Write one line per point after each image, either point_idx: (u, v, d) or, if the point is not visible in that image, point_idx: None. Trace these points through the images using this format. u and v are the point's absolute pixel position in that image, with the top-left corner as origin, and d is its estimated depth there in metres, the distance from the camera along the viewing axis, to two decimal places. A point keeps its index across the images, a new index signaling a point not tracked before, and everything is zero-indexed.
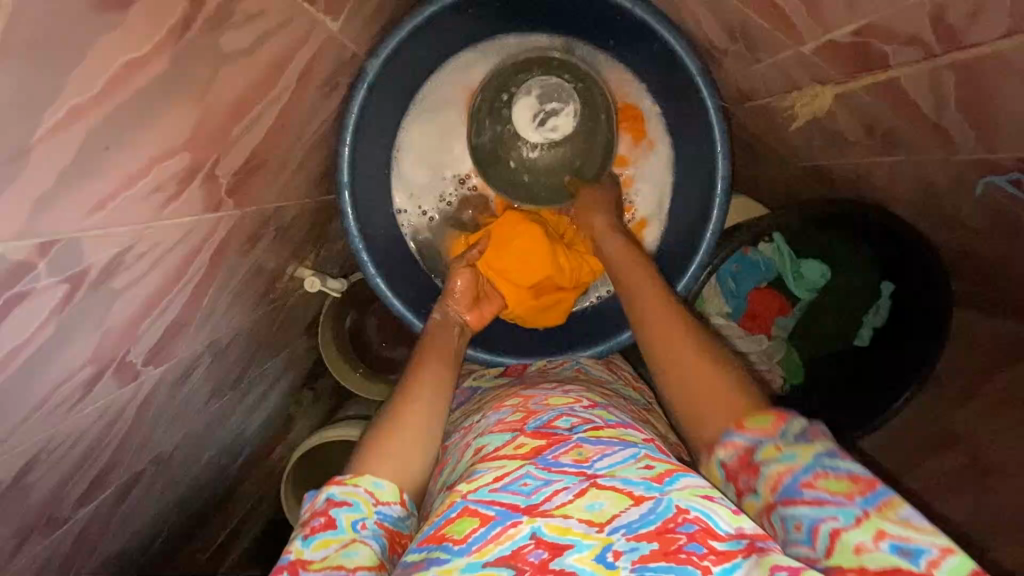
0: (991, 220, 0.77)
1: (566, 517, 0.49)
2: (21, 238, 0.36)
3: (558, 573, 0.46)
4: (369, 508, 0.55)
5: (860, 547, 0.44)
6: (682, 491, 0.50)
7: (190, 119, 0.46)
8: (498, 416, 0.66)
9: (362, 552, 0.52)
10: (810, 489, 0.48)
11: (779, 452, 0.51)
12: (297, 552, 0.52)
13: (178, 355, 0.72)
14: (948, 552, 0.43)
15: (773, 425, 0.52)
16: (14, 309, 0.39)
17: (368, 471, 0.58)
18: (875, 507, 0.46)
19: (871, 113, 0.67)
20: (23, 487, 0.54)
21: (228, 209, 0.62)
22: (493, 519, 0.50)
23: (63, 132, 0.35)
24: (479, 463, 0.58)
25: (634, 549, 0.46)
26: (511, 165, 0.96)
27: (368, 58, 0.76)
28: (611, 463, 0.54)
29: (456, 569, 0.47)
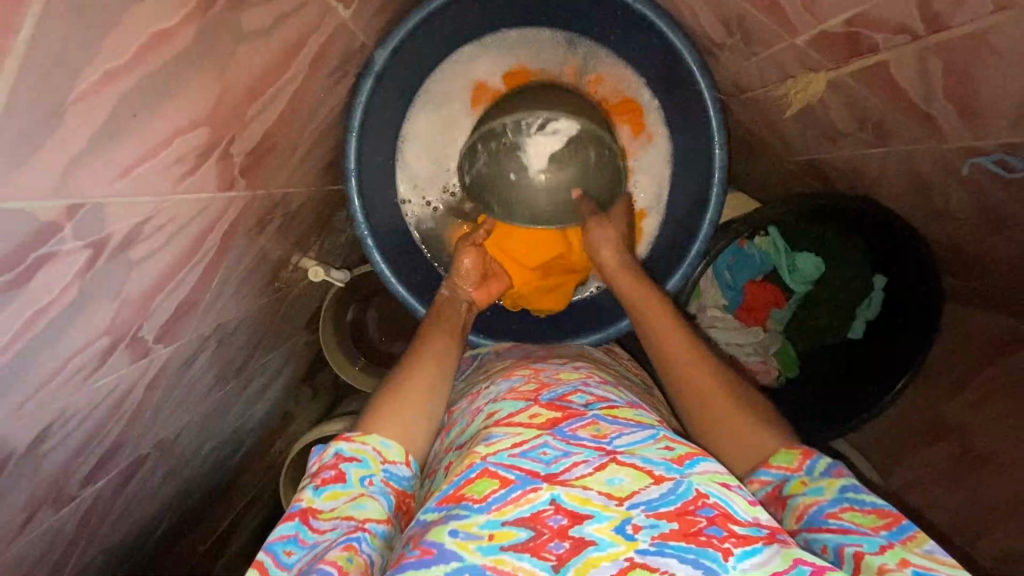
0: (977, 210, 0.80)
1: (586, 488, 0.52)
2: (52, 198, 0.37)
3: (577, 540, 0.49)
4: (376, 465, 0.61)
5: (882, 567, 0.47)
6: (702, 474, 0.54)
7: (210, 94, 0.48)
8: (508, 386, 0.70)
9: (370, 505, 0.58)
10: (835, 519, 0.53)
11: (806, 486, 0.57)
12: (308, 501, 0.58)
13: (186, 337, 0.73)
14: None
15: (798, 462, 0.59)
16: (41, 270, 0.40)
17: (375, 431, 0.64)
18: (900, 540, 0.50)
19: (863, 102, 0.70)
20: (39, 457, 0.55)
21: (240, 190, 0.63)
22: (513, 482, 0.53)
23: (97, 95, 0.36)
24: (495, 428, 0.61)
25: (654, 526, 0.50)
26: (511, 178, 0.88)
27: (377, 48, 0.78)
28: (630, 442, 0.58)
29: (474, 525, 0.50)
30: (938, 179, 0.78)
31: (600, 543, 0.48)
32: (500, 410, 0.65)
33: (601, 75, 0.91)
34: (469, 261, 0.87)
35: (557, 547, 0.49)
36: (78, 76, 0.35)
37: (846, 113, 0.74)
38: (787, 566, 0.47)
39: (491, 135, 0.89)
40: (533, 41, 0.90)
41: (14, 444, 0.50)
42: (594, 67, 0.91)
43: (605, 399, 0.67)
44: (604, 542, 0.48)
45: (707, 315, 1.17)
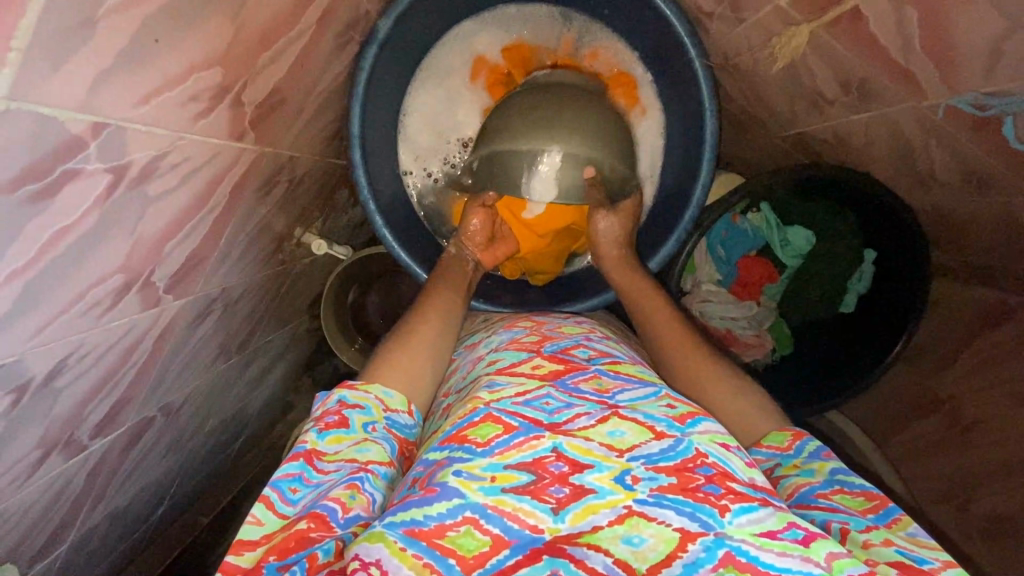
0: (959, 174, 0.83)
1: (588, 440, 0.52)
2: (79, 111, 0.40)
3: (577, 487, 0.48)
4: (379, 413, 0.61)
5: (867, 542, 0.49)
6: (703, 435, 0.54)
7: (225, 35, 0.50)
8: (511, 337, 0.72)
9: (373, 449, 0.57)
10: (824, 498, 0.55)
11: (798, 467, 0.59)
12: (312, 443, 0.57)
13: (194, 294, 0.75)
14: (950, 565, 0.47)
15: (791, 442, 0.62)
16: (67, 185, 0.42)
17: (378, 382, 0.64)
18: (885, 523, 0.52)
19: (844, 61, 0.73)
20: (54, 391, 0.57)
21: (249, 143, 0.66)
22: (516, 429, 0.52)
23: (124, 13, 0.39)
24: (498, 376, 0.62)
25: (653, 479, 0.49)
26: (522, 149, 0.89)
27: (381, 17, 0.81)
28: (631, 398, 0.59)
29: (476, 467, 0.49)
30: (920, 142, 0.81)
31: (599, 491, 0.48)
32: (502, 358, 0.67)
33: (596, 49, 0.95)
34: (476, 223, 0.89)
35: (557, 492, 0.48)
36: None
37: (830, 75, 0.78)
38: (781, 526, 0.46)
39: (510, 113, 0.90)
40: (532, 16, 0.94)
41: (33, 372, 0.52)
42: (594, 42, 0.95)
43: (608, 354, 0.69)
44: (603, 490, 0.48)
45: (701, 290, 1.18)
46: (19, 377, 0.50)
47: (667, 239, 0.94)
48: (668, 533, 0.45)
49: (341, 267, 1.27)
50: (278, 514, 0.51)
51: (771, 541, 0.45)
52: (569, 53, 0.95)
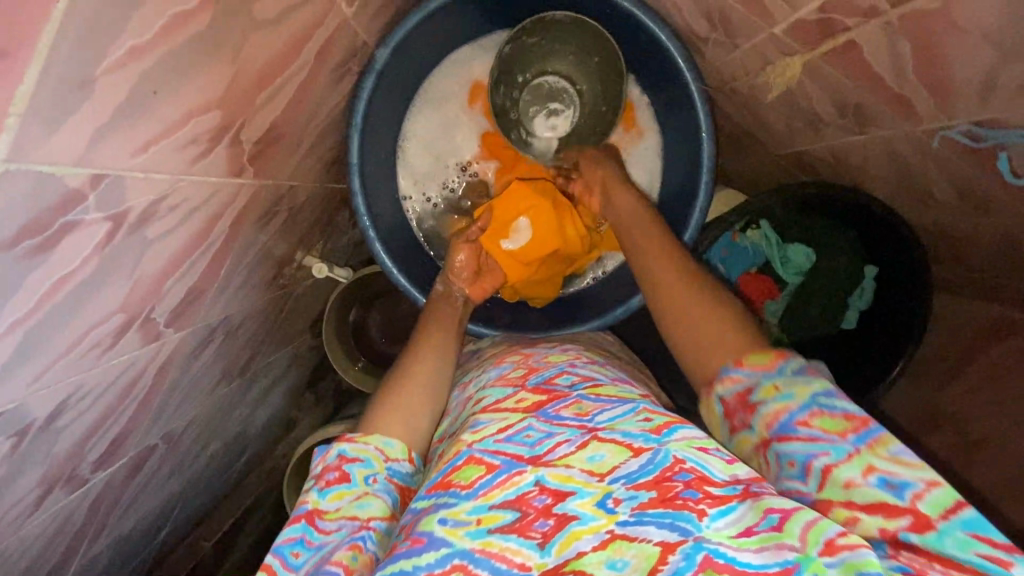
0: (958, 194, 0.82)
1: (569, 466, 0.52)
2: (77, 166, 0.40)
3: (561, 517, 0.49)
4: (379, 464, 0.60)
5: (849, 482, 0.46)
6: (680, 441, 0.52)
7: (223, 80, 0.51)
8: (499, 373, 0.71)
9: (374, 504, 0.57)
10: (804, 427, 0.50)
11: (777, 390, 0.53)
12: (314, 502, 0.57)
13: (194, 325, 0.75)
14: (934, 485, 0.44)
15: (771, 362, 0.55)
16: (66, 237, 0.43)
17: (378, 432, 0.63)
18: (867, 445, 0.47)
19: (840, 87, 0.73)
20: (55, 431, 0.57)
21: (248, 177, 0.66)
22: (499, 467, 0.52)
23: (121, 70, 0.39)
24: (482, 414, 0.61)
25: (633, 497, 0.48)
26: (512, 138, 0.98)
27: (378, 47, 0.81)
28: (611, 416, 0.57)
29: (462, 512, 0.49)
30: (918, 163, 0.81)
31: (582, 518, 0.48)
32: (489, 395, 0.66)
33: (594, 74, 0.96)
34: (461, 258, 0.90)
35: (543, 525, 0.48)
36: (107, 50, 0.37)
37: (827, 100, 0.78)
38: (758, 519, 0.46)
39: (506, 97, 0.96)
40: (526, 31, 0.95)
41: (33, 415, 0.52)
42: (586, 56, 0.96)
43: (590, 378, 0.68)
44: (586, 516, 0.48)
45: None
46: (20, 421, 0.51)
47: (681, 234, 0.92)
48: (649, 549, 0.45)
49: (342, 288, 1.27)
50: None
51: (749, 539, 0.45)
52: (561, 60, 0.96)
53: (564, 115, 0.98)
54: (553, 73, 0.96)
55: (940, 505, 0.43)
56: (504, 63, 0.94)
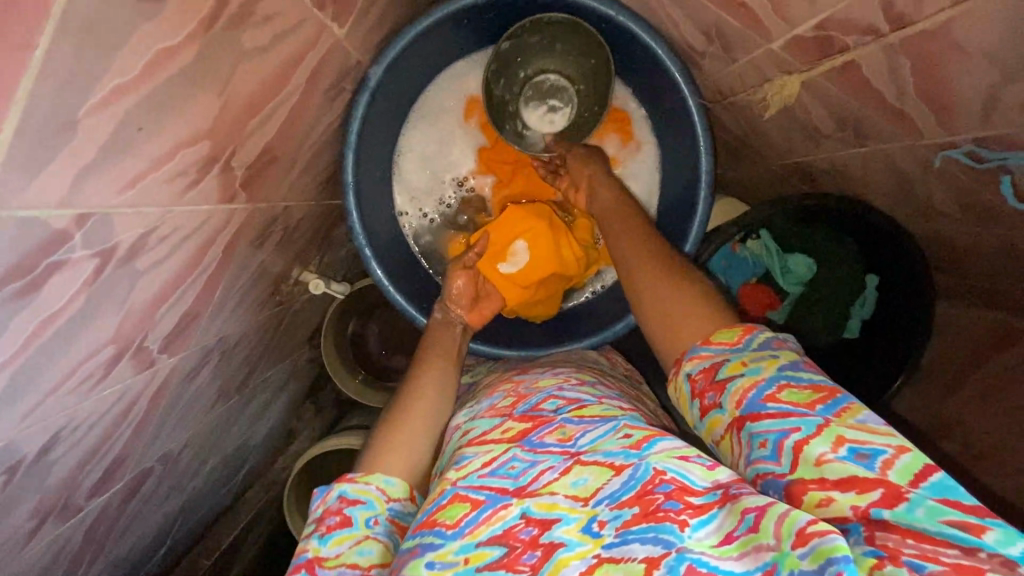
0: (960, 206, 0.81)
1: (553, 494, 0.51)
2: (62, 208, 0.39)
3: (547, 546, 0.48)
4: (381, 505, 0.59)
5: (821, 457, 0.44)
6: (659, 453, 0.51)
7: (211, 111, 0.50)
8: (489, 404, 0.70)
9: (374, 549, 0.56)
10: (774, 402, 0.49)
11: (744, 366, 0.52)
12: (314, 550, 0.56)
13: (189, 348, 0.74)
14: (902, 451, 0.43)
15: (738, 338, 0.55)
16: (52, 277, 0.42)
17: (378, 470, 0.62)
18: (835, 415, 0.47)
19: (840, 102, 0.72)
20: (47, 464, 0.57)
21: (241, 202, 0.66)
22: (483, 503, 0.52)
23: (104, 110, 0.38)
24: (467, 448, 0.61)
25: (617, 516, 0.48)
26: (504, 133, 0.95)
27: (372, 65, 0.80)
28: (593, 438, 0.56)
29: (449, 553, 0.50)
30: (919, 176, 0.80)
31: (569, 544, 0.48)
32: (476, 427, 0.65)
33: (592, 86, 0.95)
34: (459, 283, 0.88)
35: (531, 557, 0.48)
36: (88, 92, 0.37)
37: (826, 114, 0.77)
38: (736, 523, 0.45)
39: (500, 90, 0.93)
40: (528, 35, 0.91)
41: (24, 450, 0.52)
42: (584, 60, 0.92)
43: (576, 401, 0.66)
44: (572, 543, 0.48)
45: None
46: (11, 458, 0.50)
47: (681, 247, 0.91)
48: (634, 568, 0.45)
49: (340, 301, 1.27)
50: None
51: (730, 547, 0.44)
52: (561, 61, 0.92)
53: (563, 113, 0.95)
54: (554, 70, 0.93)
55: (909, 472, 0.42)
56: (503, 56, 0.90)
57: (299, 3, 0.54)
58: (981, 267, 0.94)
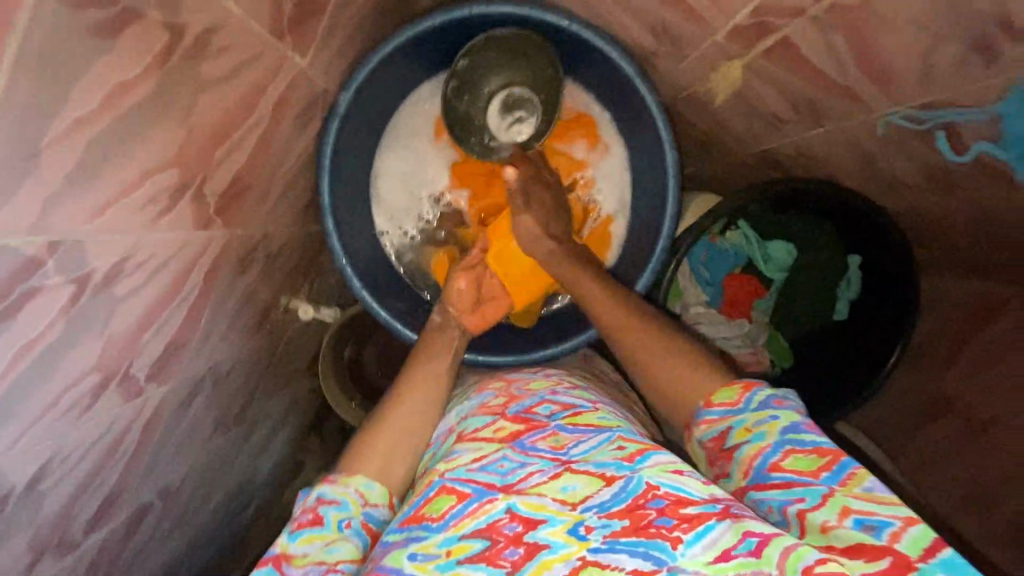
0: (925, 177, 0.83)
1: (541, 495, 0.53)
2: (33, 235, 0.42)
3: (531, 546, 0.49)
4: (356, 508, 0.60)
5: (824, 525, 0.48)
6: (654, 467, 0.54)
7: (176, 139, 0.53)
8: (480, 402, 0.70)
9: (344, 549, 0.57)
10: (778, 470, 0.52)
11: (749, 431, 0.56)
12: (283, 546, 0.56)
13: (180, 377, 0.76)
14: (910, 524, 0.46)
15: (738, 398, 0.59)
16: (27, 303, 0.44)
17: (359, 472, 0.62)
18: (840, 484, 0.50)
19: (789, 85, 0.75)
20: (38, 496, 0.58)
21: (218, 229, 0.68)
22: (469, 496, 0.53)
23: (67, 140, 0.41)
24: (459, 444, 0.62)
25: (606, 525, 0.50)
26: (470, 141, 0.97)
27: (340, 92, 0.84)
28: (585, 450, 0.58)
29: (432, 545, 0.51)
30: (880, 151, 0.81)
31: (553, 546, 0.49)
32: (468, 424, 0.66)
33: None
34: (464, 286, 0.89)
35: (512, 553, 0.50)
36: (49, 123, 0.39)
37: (780, 98, 0.79)
38: (736, 540, 0.47)
39: (463, 100, 0.95)
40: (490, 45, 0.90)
41: (12, 481, 0.53)
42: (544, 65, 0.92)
43: (571, 406, 0.67)
44: (557, 544, 0.49)
45: (690, 313, 1.17)
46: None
47: (655, 244, 0.94)
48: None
49: (336, 326, 1.28)
50: None
51: (726, 564, 0.47)
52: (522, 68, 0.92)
53: (530, 123, 0.95)
54: (518, 82, 0.93)
55: (918, 545, 0.45)
56: (462, 74, 0.93)
57: (257, 34, 0.58)
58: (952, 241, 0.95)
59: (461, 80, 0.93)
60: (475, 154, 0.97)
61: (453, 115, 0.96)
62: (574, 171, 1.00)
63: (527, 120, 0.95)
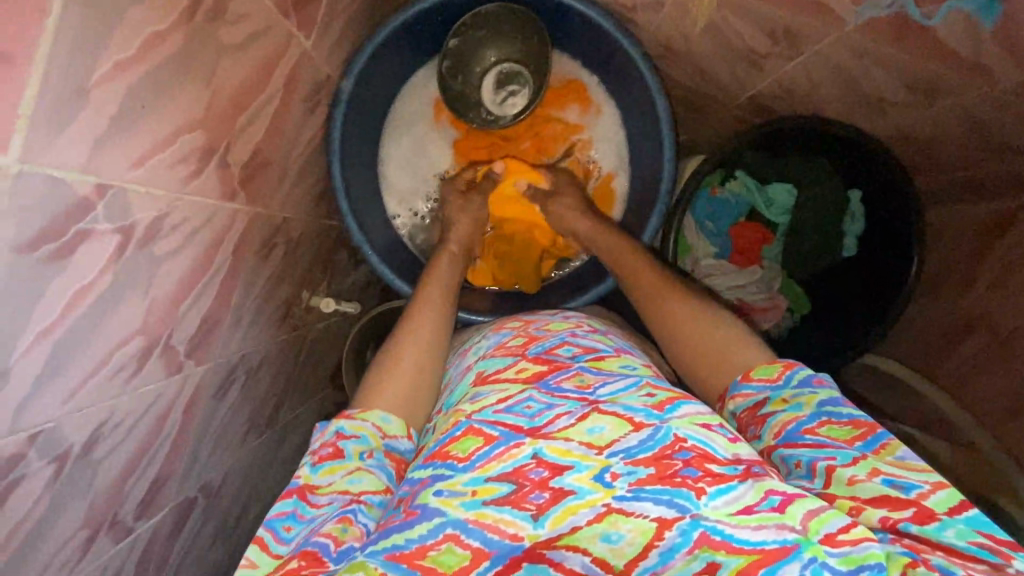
0: (908, 89, 0.83)
1: (568, 440, 0.49)
2: (85, 173, 0.45)
3: (557, 490, 0.46)
4: (376, 441, 0.58)
5: (852, 479, 0.45)
6: (682, 418, 0.50)
7: (200, 100, 0.57)
8: (497, 343, 0.68)
9: (366, 479, 0.54)
10: (812, 434, 0.49)
11: (786, 402, 0.52)
12: (305, 478, 0.54)
13: (215, 359, 0.78)
14: (939, 487, 0.44)
15: (779, 373, 0.55)
16: (80, 246, 0.47)
17: (376, 407, 0.60)
18: (873, 451, 0.47)
19: (761, 13, 0.80)
20: (94, 462, 0.59)
21: (242, 204, 0.71)
22: (497, 439, 0.50)
23: (108, 83, 0.45)
24: (482, 385, 0.59)
25: (631, 472, 0.46)
26: (470, 117, 1.01)
27: (342, 79, 0.89)
28: (613, 391, 0.54)
29: (458, 483, 0.47)
30: (863, 73, 0.84)
31: (579, 491, 0.45)
32: (488, 366, 0.63)
33: None
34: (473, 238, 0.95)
35: (538, 498, 0.45)
36: (96, 63, 0.44)
37: (755, 30, 0.84)
38: (758, 498, 0.44)
39: (459, 80, 1.00)
40: (477, 21, 0.95)
41: (71, 438, 0.55)
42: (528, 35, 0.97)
43: (593, 350, 0.63)
44: (583, 490, 0.45)
45: (701, 267, 1.20)
46: (59, 446, 0.54)
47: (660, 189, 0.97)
48: (645, 525, 0.43)
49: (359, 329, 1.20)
50: (273, 554, 0.50)
51: (749, 517, 0.43)
52: (510, 41, 0.98)
53: (523, 95, 1.00)
54: (507, 55, 0.99)
55: (944, 503, 0.43)
56: (454, 55, 0.98)
57: (263, 7, 0.63)
58: (938, 162, 0.97)
59: (455, 61, 0.98)
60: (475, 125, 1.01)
61: (452, 95, 1.00)
62: (570, 136, 1.04)
63: (521, 89, 0.99)
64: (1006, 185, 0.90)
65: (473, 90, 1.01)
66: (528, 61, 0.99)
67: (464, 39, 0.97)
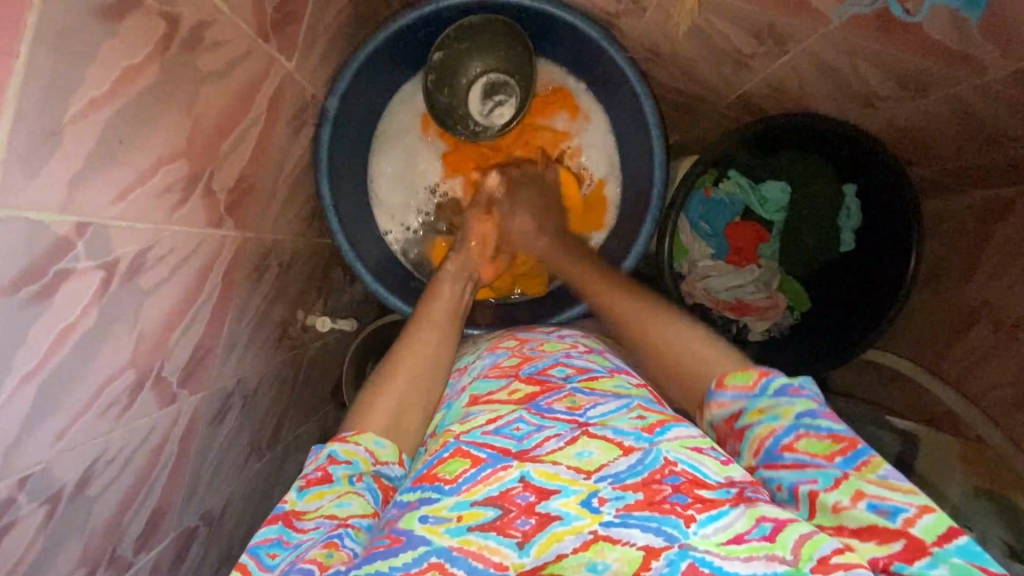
0: (895, 81, 0.82)
1: (556, 463, 0.48)
2: (63, 213, 0.45)
3: (543, 516, 0.44)
4: (366, 467, 0.57)
5: (835, 507, 0.44)
6: (672, 441, 0.49)
7: (180, 130, 0.57)
8: (493, 362, 0.67)
9: (354, 502, 0.53)
10: (790, 452, 0.48)
11: (763, 412, 0.51)
12: (292, 503, 0.53)
13: (210, 387, 0.77)
14: (926, 510, 0.42)
15: (753, 382, 0.53)
16: (62, 285, 0.47)
17: (369, 430, 0.59)
18: (854, 468, 0.45)
19: (745, 13, 0.79)
20: (88, 499, 0.59)
21: (230, 229, 0.71)
22: (484, 461, 0.49)
23: (83, 121, 0.45)
24: (473, 406, 0.58)
25: (619, 498, 0.45)
26: (457, 128, 1.01)
27: (328, 98, 0.89)
28: (603, 413, 0.54)
29: (444, 508, 0.46)
30: (850, 67, 0.83)
31: (564, 517, 0.44)
32: (478, 389, 0.62)
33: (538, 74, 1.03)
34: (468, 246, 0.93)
35: (524, 523, 0.44)
36: (69, 102, 0.43)
37: (740, 31, 0.83)
38: (749, 527, 0.43)
39: (444, 91, 1.00)
40: (461, 34, 0.95)
41: (62, 478, 0.54)
42: (513, 45, 0.97)
43: (586, 370, 0.62)
44: (569, 516, 0.44)
45: (698, 268, 1.18)
46: (50, 487, 0.53)
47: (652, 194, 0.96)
48: (632, 553, 0.42)
49: (357, 346, 1.19)
50: None
51: (739, 547, 0.42)
52: (495, 51, 0.97)
53: (510, 105, 1.00)
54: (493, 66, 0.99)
55: (932, 531, 0.41)
56: (439, 67, 0.97)
57: (242, 32, 0.62)
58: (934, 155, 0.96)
59: (440, 73, 0.98)
60: (462, 137, 1.01)
61: (439, 108, 1.00)
62: (560, 144, 1.04)
63: (508, 100, 1.00)
64: (1003, 173, 0.89)
65: (460, 102, 1.01)
66: (513, 71, 0.99)
67: (448, 51, 0.96)
